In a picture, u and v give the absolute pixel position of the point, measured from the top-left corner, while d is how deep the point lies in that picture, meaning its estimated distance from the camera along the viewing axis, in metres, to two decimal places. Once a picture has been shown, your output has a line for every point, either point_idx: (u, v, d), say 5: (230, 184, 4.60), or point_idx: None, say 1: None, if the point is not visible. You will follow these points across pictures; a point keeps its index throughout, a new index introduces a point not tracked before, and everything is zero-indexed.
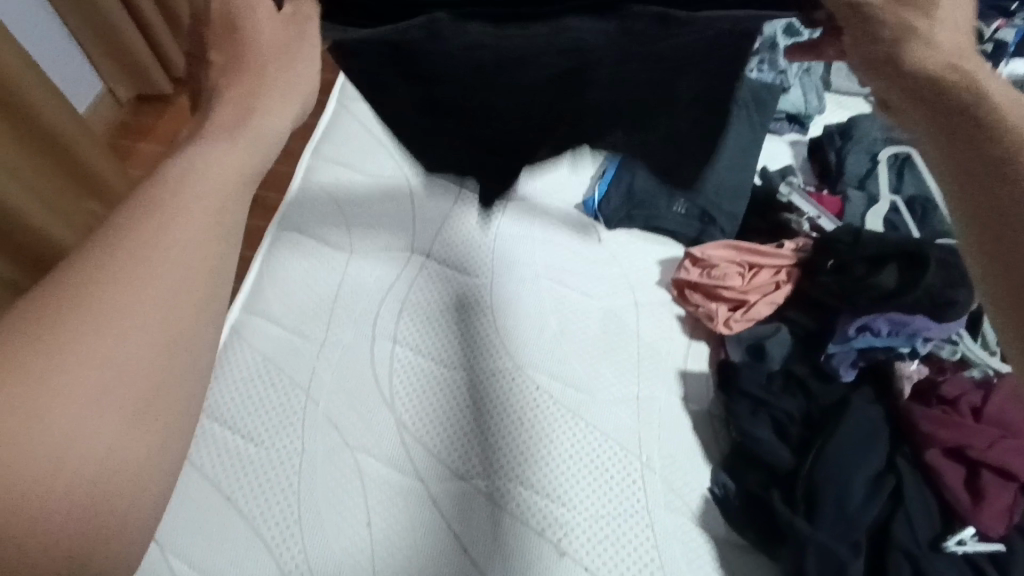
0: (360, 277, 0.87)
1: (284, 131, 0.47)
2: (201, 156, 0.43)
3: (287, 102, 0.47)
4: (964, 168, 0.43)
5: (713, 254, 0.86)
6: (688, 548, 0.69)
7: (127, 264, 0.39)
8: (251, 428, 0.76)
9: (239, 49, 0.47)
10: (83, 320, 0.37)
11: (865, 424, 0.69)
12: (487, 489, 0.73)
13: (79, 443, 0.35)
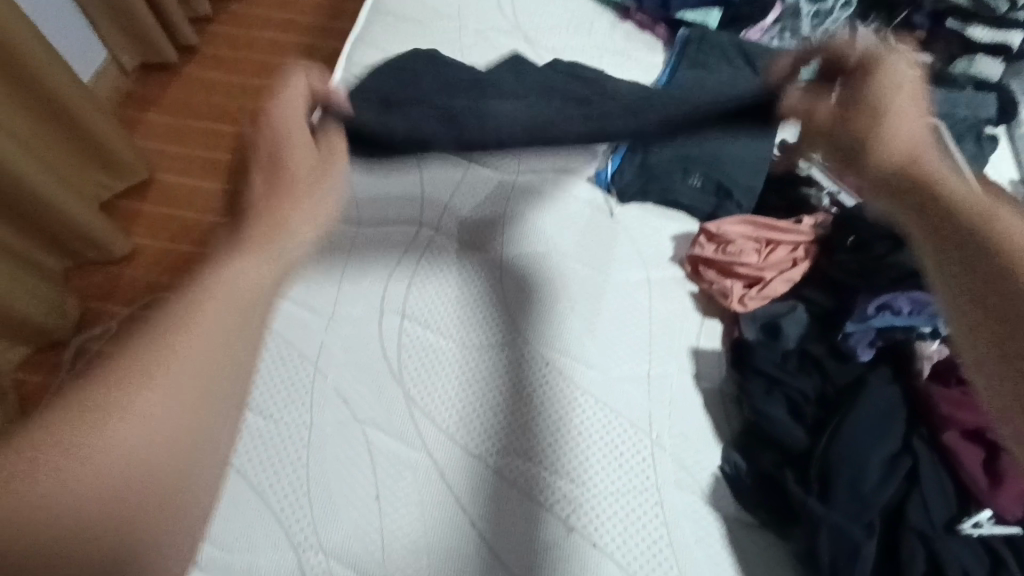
0: (368, 254, 0.87)
1: (307, 229, 0.60)
2: (236, 266, 0.55)
3: (316, 208, 0.61)
4: (940, 255, 0.52)
5: (729, 229, 0.85)
6: (698, 525, 0.70)
7: (186, 340, 0.51)
8: (262, 402, 0.77)
9: (277, 163, 0.60)
10: (117, 399, 0.47)
11: (881, 405, 0.70)
12: (496, 462, 0.73)
13: (86, 499, 0.43)
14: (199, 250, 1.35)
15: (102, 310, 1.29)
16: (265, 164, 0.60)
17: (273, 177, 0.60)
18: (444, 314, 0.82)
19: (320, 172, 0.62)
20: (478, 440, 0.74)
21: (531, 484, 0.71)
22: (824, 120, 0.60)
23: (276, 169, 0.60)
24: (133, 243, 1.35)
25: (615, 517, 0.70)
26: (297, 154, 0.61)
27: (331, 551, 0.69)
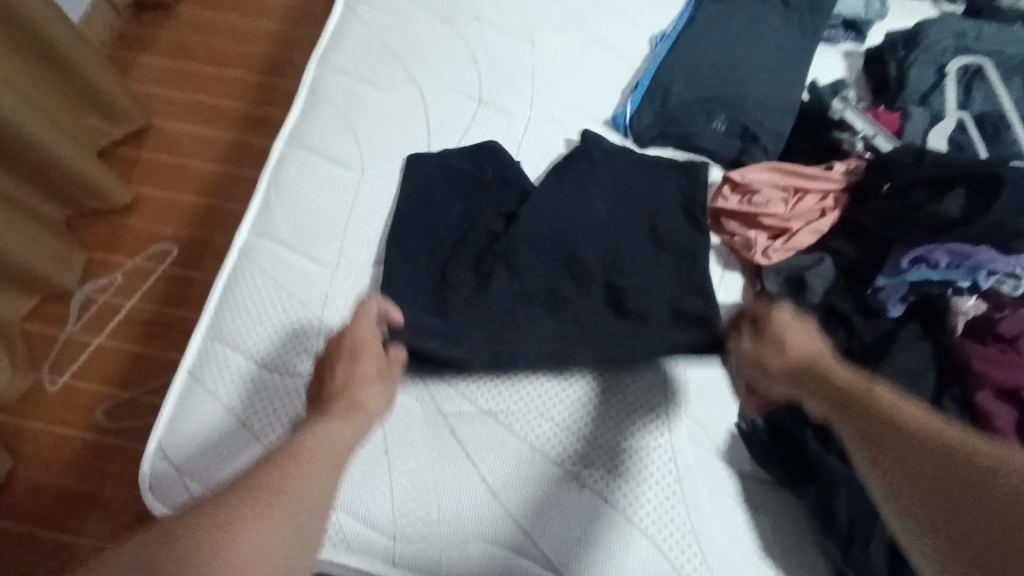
0: (372, 200, 0.84)
1: (375, 398, 0.63)
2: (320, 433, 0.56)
3: (383, 389, 0.64)
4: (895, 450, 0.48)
5: (755, 178, 0.80)
6: (711, 480, 0.69)
7: (268, 501, 0.49)
8: (264, 353, 0.74)
9: (353, 342, 0.65)
10: (221, 530, 0.46)
11: (911, 363, 0.68)
12: (516, 427, 0.70)
13: None
14: (203, 200, 1.31)
15: (106, 261, 1.26)
16: (339, 386, 0.62)
17: (345, 375, 0.63)
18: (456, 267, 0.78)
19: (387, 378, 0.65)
20: (506, 413, 0.71)
21: (570, 461, 0.69)
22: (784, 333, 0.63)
23: (352, 359, 0.64)
24: (135, 192, 1.31)
25: (644, 486, 0.68)
26: (365, 362, 0.64)
27: (339, 505, 0.68)
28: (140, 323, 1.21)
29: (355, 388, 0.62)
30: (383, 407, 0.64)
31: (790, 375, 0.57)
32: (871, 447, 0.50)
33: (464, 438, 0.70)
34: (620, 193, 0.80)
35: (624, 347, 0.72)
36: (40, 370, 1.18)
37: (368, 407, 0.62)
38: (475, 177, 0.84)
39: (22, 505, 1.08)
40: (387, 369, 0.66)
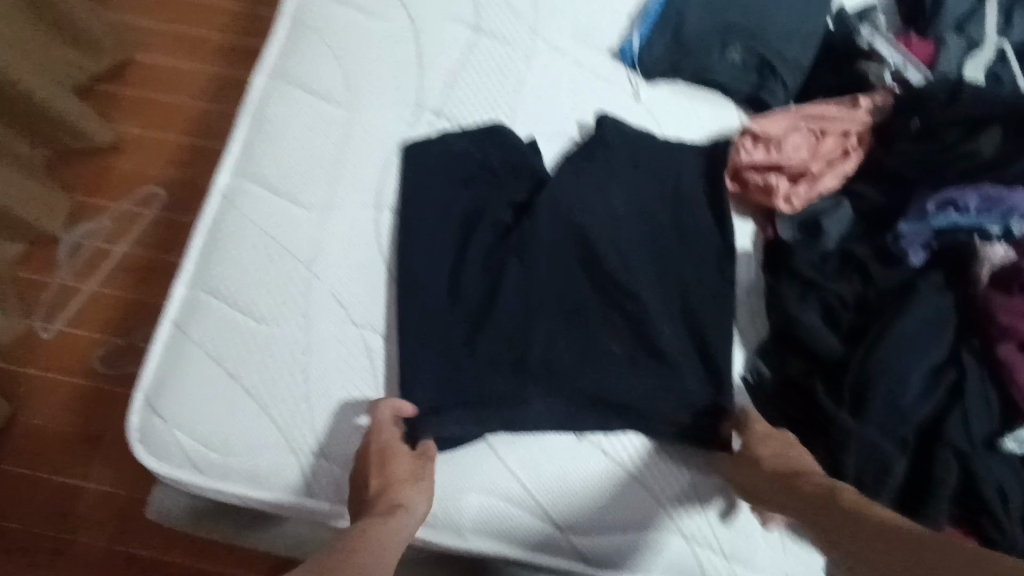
0: (359, 140, 0.78)
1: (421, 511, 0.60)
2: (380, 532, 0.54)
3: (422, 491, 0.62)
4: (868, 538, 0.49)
5: (772, 126, 0.75)
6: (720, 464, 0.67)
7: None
8: (251, 303, 0.71)
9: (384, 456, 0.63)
10: None
11: (931, 312, 0.64)
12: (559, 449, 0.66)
13: None
14: (191, 140, 1.23)
15: (92, 203, 1.18)
16: (379, 487, 0.61)
17: (380, 464, 0.63)
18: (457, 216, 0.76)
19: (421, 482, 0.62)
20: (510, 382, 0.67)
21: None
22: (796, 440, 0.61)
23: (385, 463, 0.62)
24: (118, 132, 1.22)
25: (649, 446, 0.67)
26: (397, 464, 0.63)
27: (333, 458, 0.67)
28: (134, 268, 1.13)
29: (397, 488, 0.60)
30: (426, 510, 0.61)
31: (773, 477, 0.59)
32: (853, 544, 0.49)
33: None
34: (626, 146, 0.76)
35: (627, 295, 0.70)
36: (32, 316, 1.10)
37: (415, 512, 0.60)
38: (477, 163, 0.78)
39: (24, 446, 1.01)
40: (417, 469, 0.63)
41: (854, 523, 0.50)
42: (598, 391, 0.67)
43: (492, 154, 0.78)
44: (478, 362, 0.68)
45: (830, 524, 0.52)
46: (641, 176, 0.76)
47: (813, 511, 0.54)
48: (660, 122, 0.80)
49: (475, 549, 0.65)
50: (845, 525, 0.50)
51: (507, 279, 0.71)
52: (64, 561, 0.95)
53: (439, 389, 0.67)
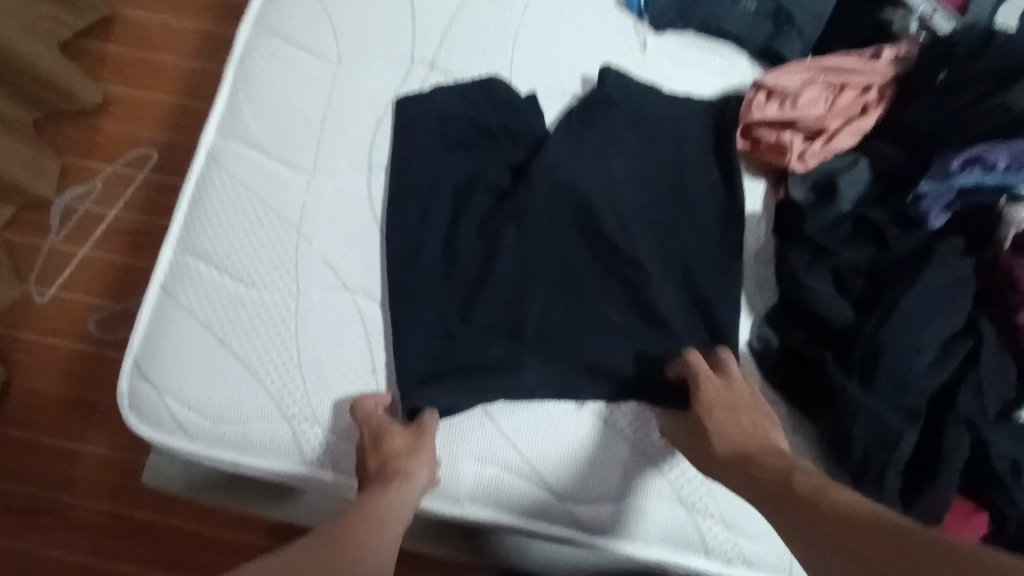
0: (350, 97, 0.75)
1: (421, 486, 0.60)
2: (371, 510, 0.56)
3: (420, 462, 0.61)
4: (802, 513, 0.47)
5: (788, 79, 0.70)
6: None
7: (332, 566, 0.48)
8: (241, 267, 0.68)
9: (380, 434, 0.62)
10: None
11: (950, 279, 0.61)
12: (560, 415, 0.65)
13: None
14: (177, 99, 1.13)
15: (84, 166, 1.10)
16: (378, 465, 0.61)
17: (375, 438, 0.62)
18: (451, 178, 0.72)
19: (417, 451, 0.61)
20: (502, 345, 0.66)
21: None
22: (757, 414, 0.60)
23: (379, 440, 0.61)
24: (106, 91, 1.13)
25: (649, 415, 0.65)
26: (394, 440, 0.61)
27: (326, 426, 0.65)
28: (127, 233, 1.07)
29: (397, 463, 0.59)
30: (430, 479, 0.61)
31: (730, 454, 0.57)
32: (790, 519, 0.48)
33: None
34: (630, 105, 0.72)
35: (630, 261, 0.67)
36: (27, 281, 1.05)
37: (417, 481, 0.60)
38: (472, 120, 0.74)
39: (21, 411, 1.00)
40: (414, 443, 0.62)
41: (802, 508, 0.47)
42: (595, 359, 0.65)
43: (488, 114, 0.74)
44: (473, 330, 0.67)
45: (769, 500, 0.51)
46: (643, 137, 0.72)
47: (764, 485, 0.52)
48: (669, 77, 0.76)
49: (472, 517, 0.64)
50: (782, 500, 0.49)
51: (503, 244, 0.68)
52: (65, 523, 0.96)
53: (429, 355, 0.66)
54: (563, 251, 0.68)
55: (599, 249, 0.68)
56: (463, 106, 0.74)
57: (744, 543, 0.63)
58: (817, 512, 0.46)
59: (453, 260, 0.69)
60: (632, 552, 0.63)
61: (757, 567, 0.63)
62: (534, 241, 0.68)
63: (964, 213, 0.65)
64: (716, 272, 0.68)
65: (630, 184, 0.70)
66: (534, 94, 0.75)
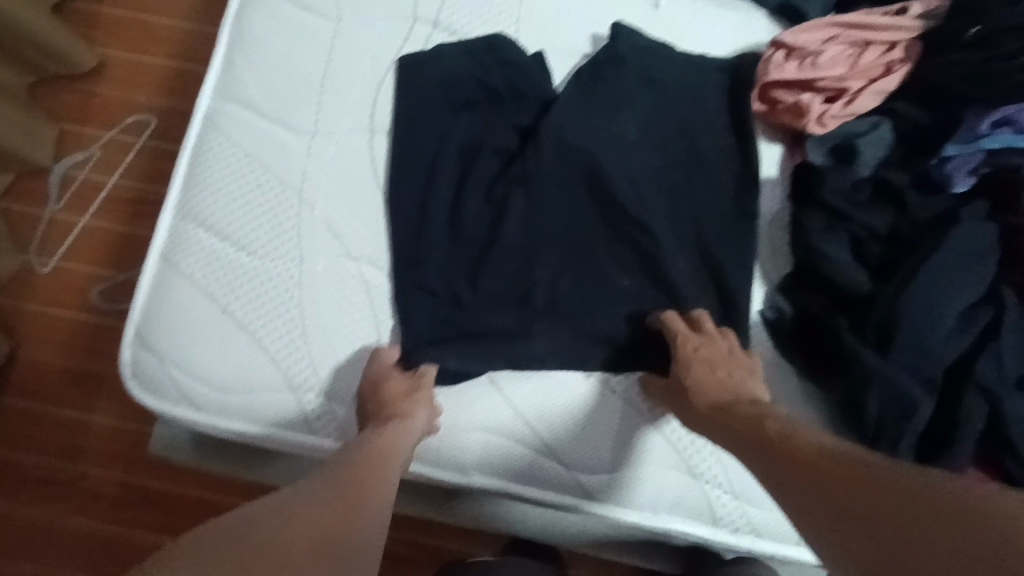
0: (350, 56, 0.72)
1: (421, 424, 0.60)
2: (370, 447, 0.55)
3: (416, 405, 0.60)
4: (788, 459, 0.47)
5: (811, 35, 0.67)
6: None
7: (324, 497, 0.47)
8: (242, 235, 0.66)
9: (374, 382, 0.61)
10: (273, 513, 0.44)
11: (974, 244, 0.59)
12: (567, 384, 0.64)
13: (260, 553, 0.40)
14: (174, 62, 1.10)
15: (80, 134, 1.08)
16: (376, 406, 0.60)
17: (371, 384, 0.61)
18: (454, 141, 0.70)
19: (415, 398, 0.61)
20: (507, 310, 0.65)
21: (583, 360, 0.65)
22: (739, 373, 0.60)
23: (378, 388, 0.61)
24: (100, 54, 1.10)
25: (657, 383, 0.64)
26: (391, 383, 0.61)
27: (332, 395, 0.64)
28: (127, 202, 1.06)
29: (394, 404, 0.59)
30: (429, 418, 0.61)
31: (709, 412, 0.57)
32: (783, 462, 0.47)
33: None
34: (641, 66, 0.69)
35: (642, 228, 0.65)
36: (28, 251, 1.03)
37: (414, 422, 0.59)
38: (478, 80, 0.71)
39: (29, 381, 1.00)
40: (413, 386, 0.61)
41: (790, 458, 0.47)
42: (602, 326, 0.64)
43: (490, 72, 0.71)
44: (479, 295, 0.66)
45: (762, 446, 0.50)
46: (654, 100, 0.69)
47: (747, 440, 0.52)
48: (682, 36, 0.72)
49: (478, 487, 0.63)
50: (771, 449, 0.49)
51: (509, 209, 0.66)
52: (78, 492, 0.97)
53: (434, 323, 0.65)
54: (573, 217, 0.66)
55: (609, 214, 0.66)
56: (469, 64, 0.71)
57: (753, 513, 0.63)
58: (805, 461, 0.46)
59: (459, 227, 0.67)
60: (639, 521, 0.63)
61: (766, 537, 0.63)
62: (543, 206, 0.66)
63: (989, 177, 0.63)
64: (729, 239, 0.66)
65: (642, 148, 0.68)
66: (541, 53, 0.72)
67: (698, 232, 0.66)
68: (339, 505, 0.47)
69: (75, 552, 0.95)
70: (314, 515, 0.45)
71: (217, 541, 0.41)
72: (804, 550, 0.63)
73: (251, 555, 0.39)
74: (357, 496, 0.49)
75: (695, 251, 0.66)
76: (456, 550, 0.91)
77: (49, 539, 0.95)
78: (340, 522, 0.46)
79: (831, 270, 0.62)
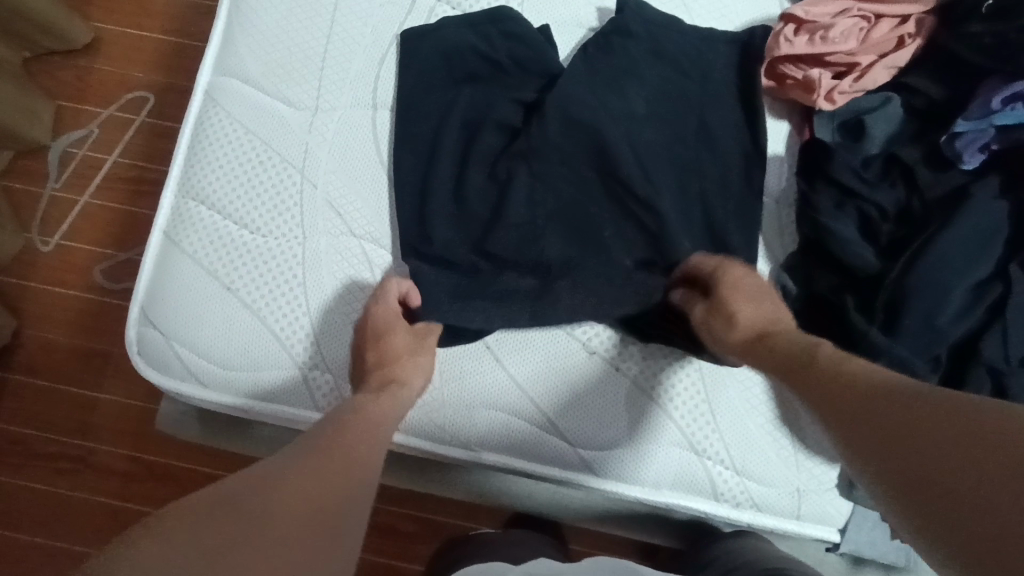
0: (351, 30, 0.71)
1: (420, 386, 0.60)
2: (372, 408, 0.55)
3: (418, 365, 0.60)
4: (828, 396, 0.46)
5: (822, 8, 0.65)
6: (743, 387, 0.64)
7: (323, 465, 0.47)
8: (243, 213, 0.66)
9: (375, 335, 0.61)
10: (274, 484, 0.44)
11: (986, 223, 0.59)
12: (570, 361, 0.64)
13: (256, 535, 0.40)
14: (170, 36, 1.08)
15: (78, 111, 1.06)
16: (377, 357, 0.60)
17: (365, 343, 0.61)
18: (456, 116, 0.68)
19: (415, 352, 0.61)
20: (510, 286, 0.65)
21: (586, 335, 0.64)
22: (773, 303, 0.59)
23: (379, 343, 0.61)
24: (95, 29, 1.08)
25: (660, 359, 0.64)
26: (394, 338, 0.61)
27: (336, 372, 0.64)
28: (127, 179, 1.05)
29: (394, 364, 0.59)
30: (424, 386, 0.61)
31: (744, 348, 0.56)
32: (826, 396, 0.46)
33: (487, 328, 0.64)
34: (647, 42, 0.68)
35: (646, 205, 0.64)
36: (30, 230, 1.03)
37: (412, 388, 0.59)
38: (482, 53, 0.70)
39: (36, 360, 1.00)
40: (416, 344, 0.62)
41: (832, 391, 0.46)
42: (608, 303, 0.63)
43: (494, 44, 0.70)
44: (486, 271, 0.65)
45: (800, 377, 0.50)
46: (660, 74, 0.68)
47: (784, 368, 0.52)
48: (693, 12, 0.71)
49: (483, 462, 0.64)
50: (813, 380, 0.48)
51: (513, 184, 0.66)
52: (88, 468, 0.98)
53: (444, 298, 0.64)
54: (579, 193, 0.66)
55: (615, 191, 0.65)
56: (473, 36, 0.70)
57: (755, 489, 0.63)
58: (852, 398, 0.44)
59: (463, 204, 0.66)
60: (642, 496, 0.64)
61: (767, 512, 0.64)
62: (548, 183, 0.66)
63: (1002, 152, 0.62)
64: (736, 216, 0.65)
65: (650, 122, 0.67)
66: (547, 26, 0.70)
67: (704, 209, 0.66)
68: (337, 470, 0.48)
69: (88, 526, 0.97)
70: (313, 487, 0.45)
71: (215, 516, 0.40)
72: (804, 525, 0.64)
73: (253, 536, 0.40)
74: (349, 462, 0.49)
75: (700, 228, 0.66)
76: (459, 525, 0.92)
77: (60, 514, 0.97)
78: (337, 493, 0.47)
79: (839, 247, 0.62)
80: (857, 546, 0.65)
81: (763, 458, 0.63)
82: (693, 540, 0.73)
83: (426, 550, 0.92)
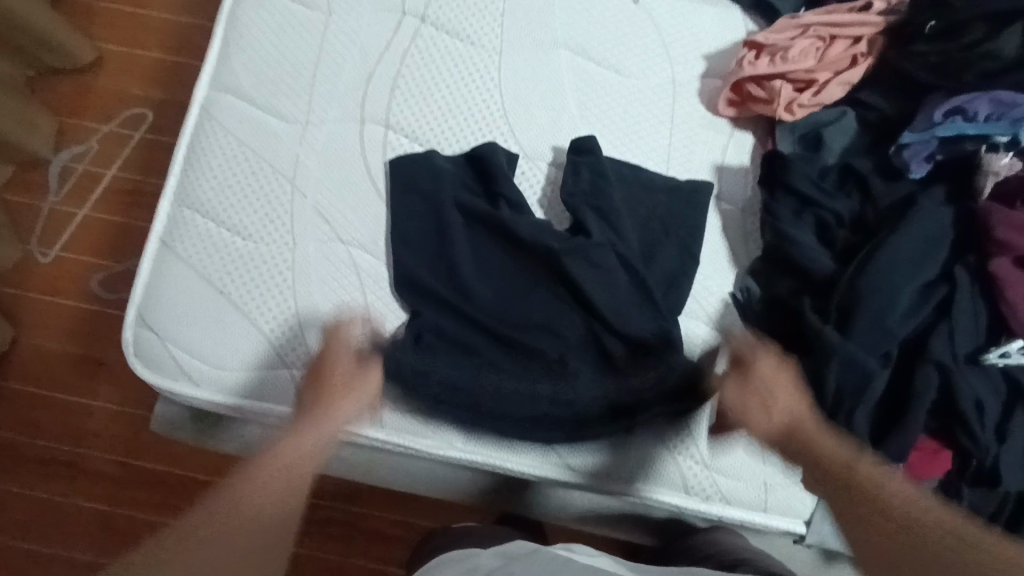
0: (341, 48, 0.75)
1: (363, 407, 0.64)
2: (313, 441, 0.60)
3: (357, 391, 0.64)
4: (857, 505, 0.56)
5: (780, 34, 0.72)
6: (712, 386, 0.67)
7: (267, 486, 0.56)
8: (237, 220, 0.70)
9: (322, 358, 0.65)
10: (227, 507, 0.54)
11: (931, 227, 0.63)
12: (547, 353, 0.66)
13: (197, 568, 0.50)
14: (169, 54, 1.12)
15: (79, 126, 1.10)
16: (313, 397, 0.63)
17: (317, 379, 0.64)
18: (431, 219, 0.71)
19: (356, 377, 0.64)
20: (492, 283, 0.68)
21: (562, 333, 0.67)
22: (791, 383, 0.62)
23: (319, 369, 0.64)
24: (98, 48, 1.12)
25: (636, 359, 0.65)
26: (337, 372, 0.64)
27: None
28: (125, 192, 1.08)
29: (331, 391, 0.63)
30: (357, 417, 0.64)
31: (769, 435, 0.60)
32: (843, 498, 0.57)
33: (463, 330, 0.67)
34: (590, 124, 0.73)
35: (612, 302, 0.66)
36: (29, 241, 1.07)
37: (345, 415, 0.63)
38: (466, 72, 0.75)
39: (33, 367, 1.03)
40: (356, 368, 0.65)
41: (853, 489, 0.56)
42: (624, 309, 0.66)
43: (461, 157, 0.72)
44: (466, 332, 0.67)
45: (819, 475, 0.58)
46: (619, 139, 0.73)
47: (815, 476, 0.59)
48: (672, 54, 0.76)
49: (463, 460, 0.66)
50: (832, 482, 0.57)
51: (481, 243, 0.70)
52: (82, 472, 1.00)
53: (441, 334, 0.67)
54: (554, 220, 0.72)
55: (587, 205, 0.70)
56: (438, 100, 0.74)
57: (722, 481, 0.66)
58: (875, 496, 0.55)
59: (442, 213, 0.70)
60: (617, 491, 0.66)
61: (734, 504, 0.66)
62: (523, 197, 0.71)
63: (947, 162, 0.66)
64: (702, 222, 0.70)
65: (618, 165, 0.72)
66: (522, 129, 0.73)
67: (673, 221, 0.70)
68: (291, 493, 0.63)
69: (82, 531, 0.99)
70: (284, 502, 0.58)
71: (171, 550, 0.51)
72: (770, 517, 0.66)
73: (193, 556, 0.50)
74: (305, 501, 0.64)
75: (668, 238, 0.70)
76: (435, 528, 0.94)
77: (50, 519, 0.99)
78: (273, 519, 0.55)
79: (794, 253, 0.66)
80: (822, 537, 0.67)
81: (729, 452, 0.66)
82: (669, 536, 0.74)
83: (403, 553, 0.94)
